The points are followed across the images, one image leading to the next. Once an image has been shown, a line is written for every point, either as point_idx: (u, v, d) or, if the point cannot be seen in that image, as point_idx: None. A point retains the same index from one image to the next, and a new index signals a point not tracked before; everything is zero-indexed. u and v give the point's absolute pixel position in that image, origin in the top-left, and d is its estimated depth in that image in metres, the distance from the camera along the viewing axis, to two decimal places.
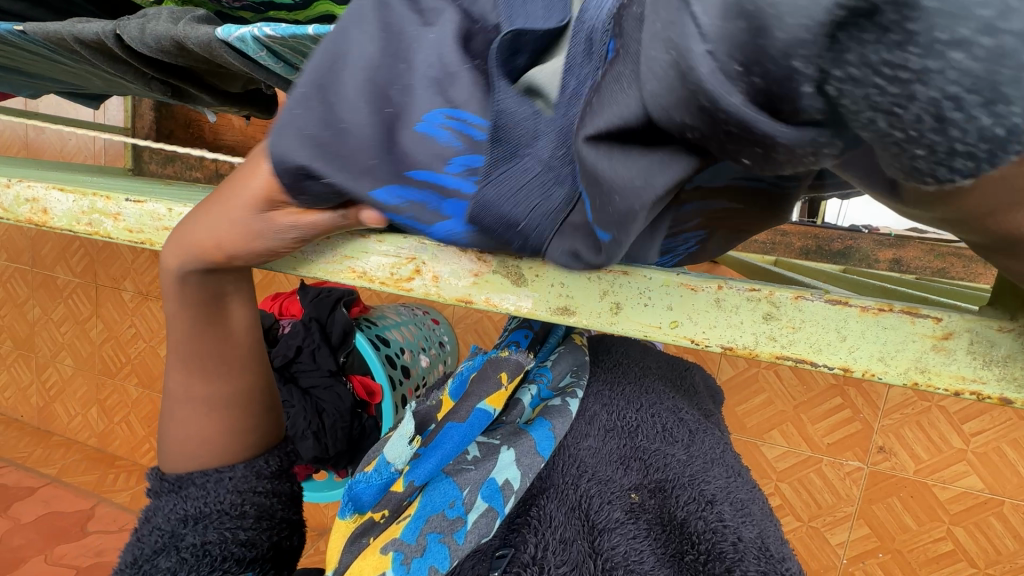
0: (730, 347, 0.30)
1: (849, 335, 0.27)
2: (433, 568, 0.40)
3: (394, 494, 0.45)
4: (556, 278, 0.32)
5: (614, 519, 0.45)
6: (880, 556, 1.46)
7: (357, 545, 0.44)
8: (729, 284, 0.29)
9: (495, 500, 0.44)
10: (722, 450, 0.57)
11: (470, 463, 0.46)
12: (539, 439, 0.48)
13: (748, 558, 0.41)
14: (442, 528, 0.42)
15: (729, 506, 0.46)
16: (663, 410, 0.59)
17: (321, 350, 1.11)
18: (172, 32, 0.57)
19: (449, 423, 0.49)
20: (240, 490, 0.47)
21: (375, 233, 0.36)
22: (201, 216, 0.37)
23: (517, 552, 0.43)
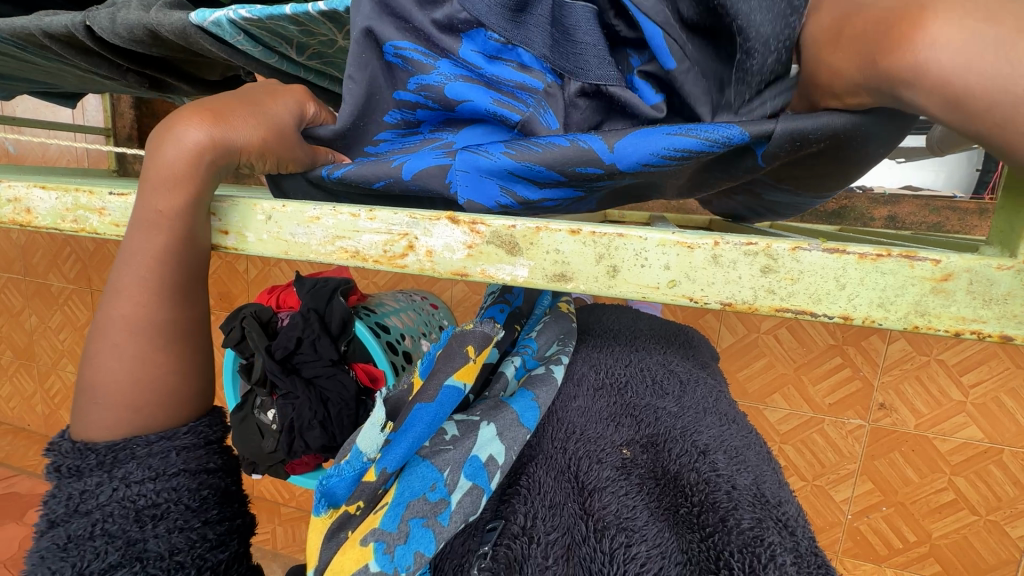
0: (728, 304, 0.29)
1: (848, 283, 0.27)
2: (419, 553, 0.41)
3: (369, 484, 0.44)
4: (550, 246, 0.32)
5: (604, 478, 0.47)
6: (883, 509, 1.49)
7: (335, 540, 0.43)
8: (726, 240, 0.29)
9: (479, 478, 0.46)
10: (714, 400, 0.59)
11: (449, 443, 0.48)
12: (520, 411, 0.52)
13: (742, 505, 0.42)
14: (424, 513, 0.43)
15: (724, 454, 0.48)
16: (652, 365, 0.65)
17: (322, 340, 1.11)
18: (143, 19, 0.55)
19: (416, 405, 0.47)
20: (195, 471, 0.43)
21: (365, 210, 0.35)
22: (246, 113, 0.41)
23: (507, 524, 0.44)
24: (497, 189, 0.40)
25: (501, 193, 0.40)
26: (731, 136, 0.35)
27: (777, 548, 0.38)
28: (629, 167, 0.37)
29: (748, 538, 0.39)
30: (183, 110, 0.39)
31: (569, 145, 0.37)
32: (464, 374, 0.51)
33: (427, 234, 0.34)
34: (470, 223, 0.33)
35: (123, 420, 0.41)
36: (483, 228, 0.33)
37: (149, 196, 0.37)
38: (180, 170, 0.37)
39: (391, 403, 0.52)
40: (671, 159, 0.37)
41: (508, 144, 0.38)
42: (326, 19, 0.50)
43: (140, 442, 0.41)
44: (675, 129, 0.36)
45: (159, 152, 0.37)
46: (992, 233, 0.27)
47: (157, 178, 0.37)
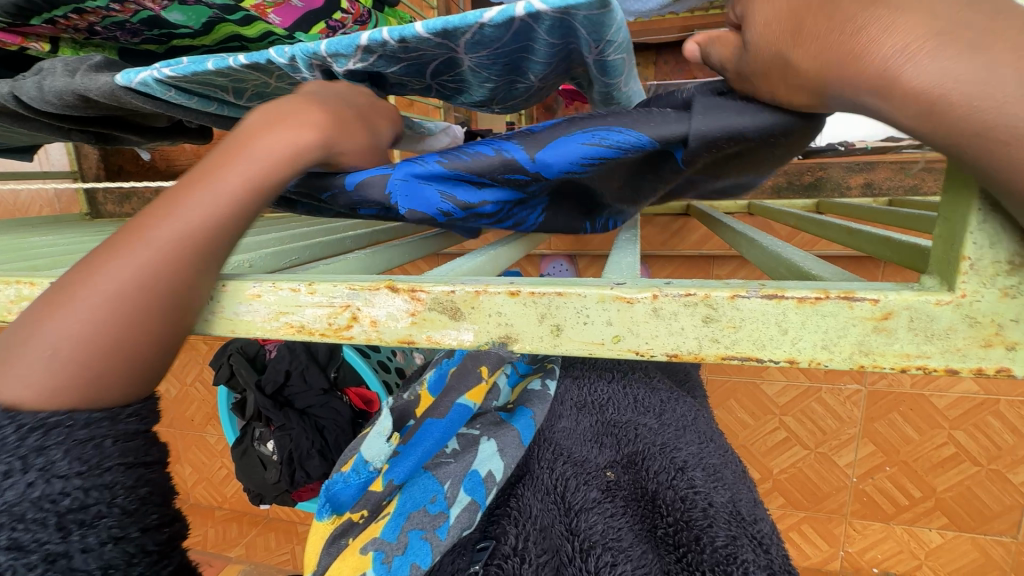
0: (674, 354, 0.29)
1: (790, 327, 0.27)
2: (414, 565, 0.38)
3: (375, 493, 0.45)
4: (491, 308, 0.31)
5: (590, 499, 0.47)
6: (887, 469, 1.51)
7: (336, 547, 0.43)
8: (664, 292, 0.28)
9: (477, 493, 0.44)
10: (693, 416, 0.60)
11: (450, 456, 0.47)
12: (522, 429, 0.51)
13: (718, 523, 0.42)
14: (423, 525, 0.41)
15: (701, 471, 0.48)
16: (635, 384, 0.64)
17: (311, 369, 1.13)
18: (70, 85, 0.53)
19: (429, 420, 0.51)
20: (130, 465, 0.32)
21: (305, 283, 0.34)
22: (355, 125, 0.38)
23: (498, 544, 0.42)
24: (437, 194, 0.37)
25: (442, 198, 0.37)
26: (627, 141, 0.33)
27: (749, 565, 0.38)
28: (556, 173, 0.36)
29: (723, 556, 0.39)
30: (295, 102, 0.36)
31: (491, 153, 0.36)
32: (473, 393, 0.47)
33: (369, 304, 0.33)
34: (409, 290, 0.32)
35: (46, 404, 0.29)
36: (424, 295, 0.32)
37: (228, 169, 0.32)
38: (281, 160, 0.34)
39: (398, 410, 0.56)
40: (593, 162, 0.35)
41: (442, 154, 0.37)
42: (251, 71, 0.46)
43: (74, 427, 0.30)
44: (593, 129, 0.34)
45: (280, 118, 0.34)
46: (932, 261, 0.27)
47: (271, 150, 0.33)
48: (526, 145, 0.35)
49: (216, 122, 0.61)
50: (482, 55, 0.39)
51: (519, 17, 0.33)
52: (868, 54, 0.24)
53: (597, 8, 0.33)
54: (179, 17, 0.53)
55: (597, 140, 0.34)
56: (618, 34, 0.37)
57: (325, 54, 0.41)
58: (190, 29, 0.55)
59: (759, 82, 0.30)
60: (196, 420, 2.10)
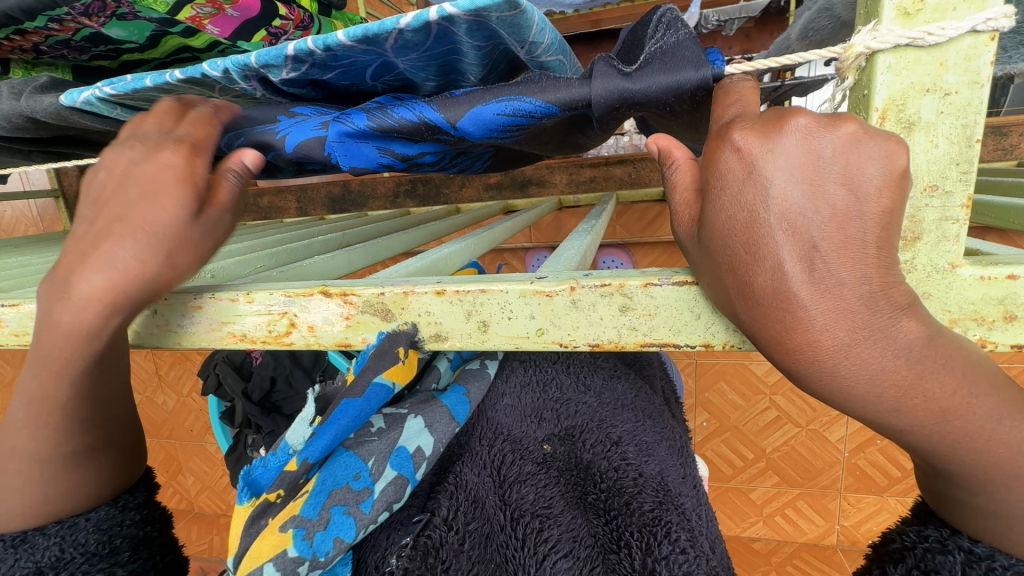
0: (596, 344, 0.29)
1: (703, 312, 0.27)
2: (339, 539, 0.37)
3: (289, 473, 0.37)
4: (420, 308, 0.32)
5: (525, 472, 0.48)
6: (878, 443, 1.52)
7: (255, 527, 0.36)
8: (581, 284, 0.28)
9: (405, 468, 0.42)
10: (633, 396, 0.59)
11: (374, 434, 0.43)
12: (452, 405, 0.50)
13: (646, 491, 0.44)
14: (346, 500, 0.38)
15: (633, 446, 0.50)
16: (580, 360, 0.63)
17: (296, 374, 1.15)
18: (17, 107, 0.53)
19: (344, 400, 0.38)
20: (105, 527, 0.40)
21: (242, 294, 0.35)
22: (120, 234, 0.32)
23: (430, 517, 0.41)
24: (375, 151, 0.39)
25: (381, 154, 0.39)
26: (530, 109, 0.34)
27: (673, 526, 0.41)
28: (478, 137, 0.37)
29: (649, 518, 0.42)
30: (60, 268, 0.33)
31: (415, 121, 0.36)
32: (395, 373, 0.38)
33: (304, 310, 0.34)
34: (341, 294, 0.33)
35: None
36: (355, 298, 0.33)
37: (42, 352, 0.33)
38: (81, 331, 0.32)
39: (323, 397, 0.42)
40: (510, 130, 0.36)
41: (369, 113, 0.38)
42: (191, 85, 0.46)
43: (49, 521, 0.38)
44: (505, 99, 0.34)
45: (73, 281, 0.32)
46: None
47: (68, 328, 0.32)
48: (443, 112, 0.35)
49: None
50: (412, 58, 0.39)
51: (434, 21, 0.34)
52: (810, 331, 0.23)
53: (508, 9, 0.33)
54: (120, 32, 0.53)
55: (512, 111, 0.34)
56: (542, 36, 0.38)
57: (257, 66, 0.41)
58: (136, 44, 0.55)
59: (715, 253, 0.25)
60: (195, 431, 2.11)
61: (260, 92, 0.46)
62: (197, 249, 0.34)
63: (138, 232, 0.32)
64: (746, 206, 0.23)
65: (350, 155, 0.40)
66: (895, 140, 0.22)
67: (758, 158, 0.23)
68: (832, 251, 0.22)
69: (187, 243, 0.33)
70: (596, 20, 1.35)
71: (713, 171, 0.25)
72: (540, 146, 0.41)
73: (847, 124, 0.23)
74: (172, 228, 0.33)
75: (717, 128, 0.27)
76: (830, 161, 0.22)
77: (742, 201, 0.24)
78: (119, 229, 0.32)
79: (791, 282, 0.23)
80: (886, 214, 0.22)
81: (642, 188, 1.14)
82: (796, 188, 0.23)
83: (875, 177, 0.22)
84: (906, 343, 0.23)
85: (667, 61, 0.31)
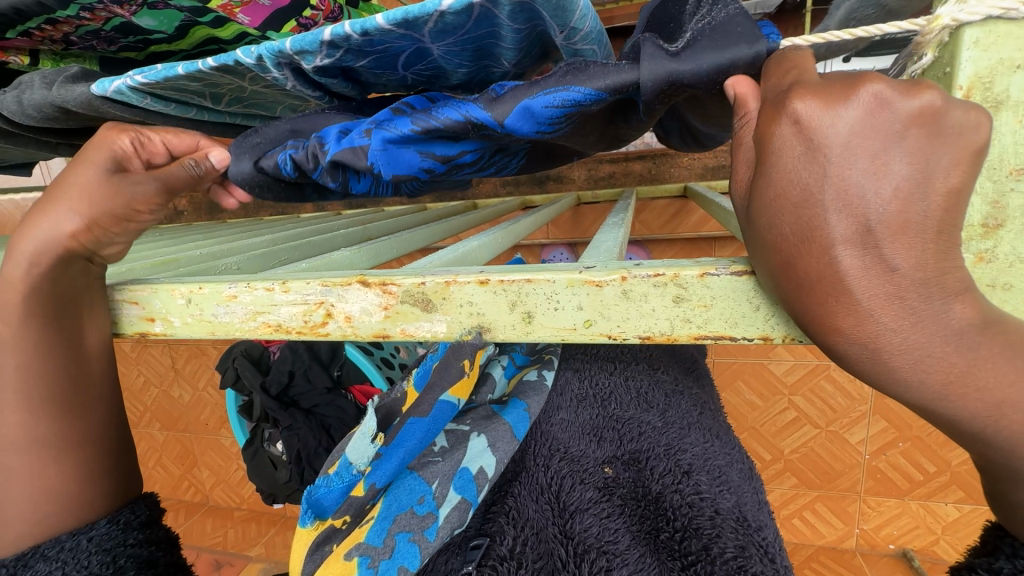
0: (647, 336, 0.28)
1: (762, 304, 0.26)
2: (403, 568, 0.39)
3: (357, 498, 0.41)
4: (462, 299, 0.31)
5: (586, 499, 0.48)
6: (900, 445, 1.49)
7: (320, 553, 0.41)
8: (633, 274, 0.27)
9: (468, 491, 0.45)
10: (697, 414, 0.59)
11: (438, 455, 0.48)
12: (514, 422, 0.53)
13: (726, 533, 0.42)
14: (411, 526, 0.41)
15: (705, 474, 0.48)
16: (638, 376, 0.64)
17: (314, 369, 1.13)
18: (49, 97, 0.53)
19: (410, 420, 0.43)
20: (107, 548, 0.39)
21: (279, 282, 0.34)
22: (55, 203, 0.38)
23: (493, 544, 0.42)
24: (416, 155, 0.37)
25: (422, 157, 0.37)
26: (580, 96, 0.32)
27: None
28: (525, 133, 0.35)
29: (733, 567, 0.40)
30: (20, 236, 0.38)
31: (459, 120, 0.35)
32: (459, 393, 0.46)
33: (342, 300, 0.33)
34: (380, 284, 0.32)
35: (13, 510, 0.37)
36: (395, 288, 0.32)
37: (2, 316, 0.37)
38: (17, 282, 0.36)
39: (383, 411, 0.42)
40: (558, 121, 0.34)
41: (412, 118, 0.36)
42: (222, 73, 0.46)
43: (51, 546, 0.38)
44: (553, 89, 0.33)
45: (22, 238, 0.37)
46: None
47: (12, 277, 0.36)
48: (490, 110, 0.34)
49: (194, 125, 0.60)
50: (450, 43, 0.39)
51: (478, 3, 0.34)
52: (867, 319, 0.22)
53: None
54: (150, 22, 0.52)
55: (561, 101, 0.33)
56: (583, 23, 0.37)
57: (291, 52, 0.40)
58: (164, 35, 0.55)
59: (760, 231, 0.24)
60: (210, 425, 2.13)
61: (290, 82, 0.45)
62: (109, 205, 0.38)
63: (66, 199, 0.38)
64: (796, 180, 0.22)
65: (394, 163, 0.37)
66: (980, 112, 0.21)
67: (818, 130, 0.22)
68: (888, 235, 0.21)
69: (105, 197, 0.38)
70: (613, 16, 1.33)
71: (766, 144, 0.23)
72: (578, 139, 0.39)
73: (926, 93, 0.21)
74: (93, 187, 0.38)
75: (772, 94, 0.25)
76: (898, 137, 0.21)
77: (797, 178, 0.22)
78: (55, 199, 0.38)
79: (840, 268, 0.22)
80: (951, 195, 0.21)
81: (661, 185, 1.12)
82: (857, 164, 0.21)
83: (942, 159, 0.21)
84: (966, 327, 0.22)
85: (717, 39, 0.29)
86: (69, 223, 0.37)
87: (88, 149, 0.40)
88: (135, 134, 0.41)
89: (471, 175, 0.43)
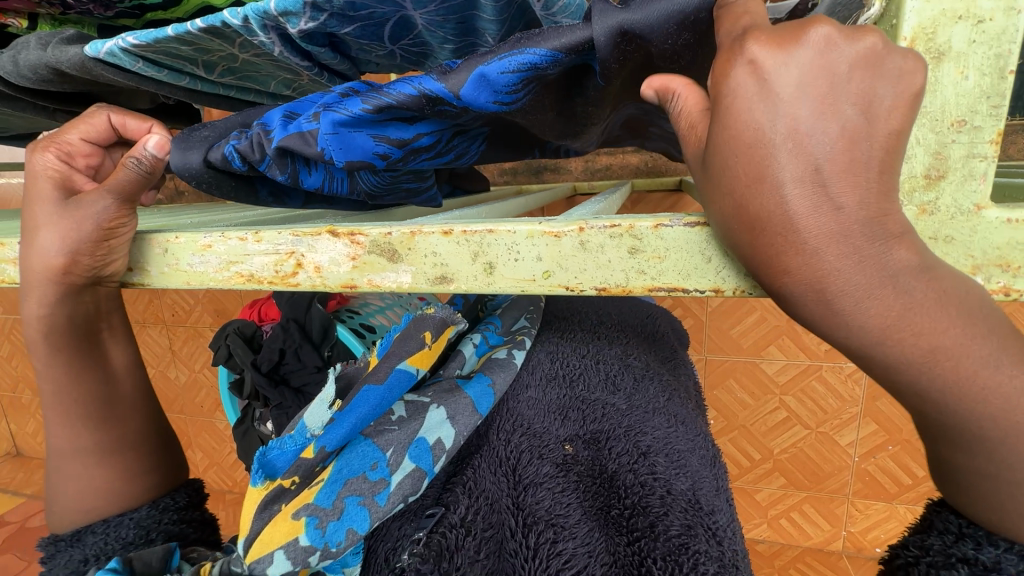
0: (603, 288, 0.29)
1: (713, 255, 0.27)
2: (352, 530, 0.40)
3: (306, 461, 0.40)
4: (427, 249, 0.31)
5: (542, 474, 0.47)
6: (890, 449, 1.49)
7: (268, 512, 0.39)
8: (590, 224, 0.28)
9: (422, 460, 0.45)
10: (665, 399, 0.59)
11: (394, 423, 0.47)
12: (475, 397, 0.52)
13: (673, 511, 0.43)
14: (360, 491, 0.42)
15: (664, 456, 0.48)
16: (609, 358, 0.64)
17: (304, 348, 1.13)
18: (43, 58, 0.53)
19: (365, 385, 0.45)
20: (143, 524, 0.48)
21: (252, 233, 0.35)
22: (31, 245, 0.40)
23: (445, 512, 0.44)
24: (370, 139, 0.37)
25: (375, 142, 0.38)
26: (535, 60, 0.32)
27: (701, 557, 0.40)
28: (482, 105, 0.35)
29: (675, 546, 0.40)
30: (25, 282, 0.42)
31: (411, 95, 0.34)
32: (416, 359, 0.49)
33: (312, 250, 0.34)
34: (349, 234, 0.32)
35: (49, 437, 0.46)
36: (363, 238, 0.32)
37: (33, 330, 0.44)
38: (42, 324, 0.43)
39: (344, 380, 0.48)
40: (516, 88, 0.34)
41: (363, 97, 0.35)
42: (211, 36, 0.46)
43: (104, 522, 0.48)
44: (507, 55, 0.32)
45: (30, 282, 0.41)
46: None
47: (32, 316, 0.42)
48: (445, 80, 0.33)
49: (189, 94, 0.60)
50: (431, 11, 0.40)
51: None
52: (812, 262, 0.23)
53: None
54: None
55: (518, 67, 0.32)
56: None
57: (276, 14, 0.41)
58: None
59: (714, 174, 0.24)
60: (205, 407, 2.14)
61: (278, 48, 0.46)
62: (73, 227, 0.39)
63: (35, 240, 0.39)
64: (752, 122, 0.22)
65: (347, 147, 0.37)
66: (913, 59, 0.21)
67: (771, 72, 0.22)
68: (835, 175, 0.22)
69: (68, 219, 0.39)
70: None
71: (721, 88, 0.23)
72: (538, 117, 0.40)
73: (868, 38, 0.21)
74: (55, 217, 0.39)
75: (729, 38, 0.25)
76: (844, 78, 0.21)
77: (750, 117, 0.22)
78: (30, 241, 0.40)
79: (790, 209, 0.22)
80: (892, 137, 0.22)
81: (656, 178, 1.13)
82: (807, 105, 0.22)
83: (886, 99, 0.21)
84: (913, 267, 0.22)
85: None
86: (54, 257, 0.39)
87: (38, 185, 0.41)
88: (58, 148, 0.41)
89: (430, 160, 0.44)
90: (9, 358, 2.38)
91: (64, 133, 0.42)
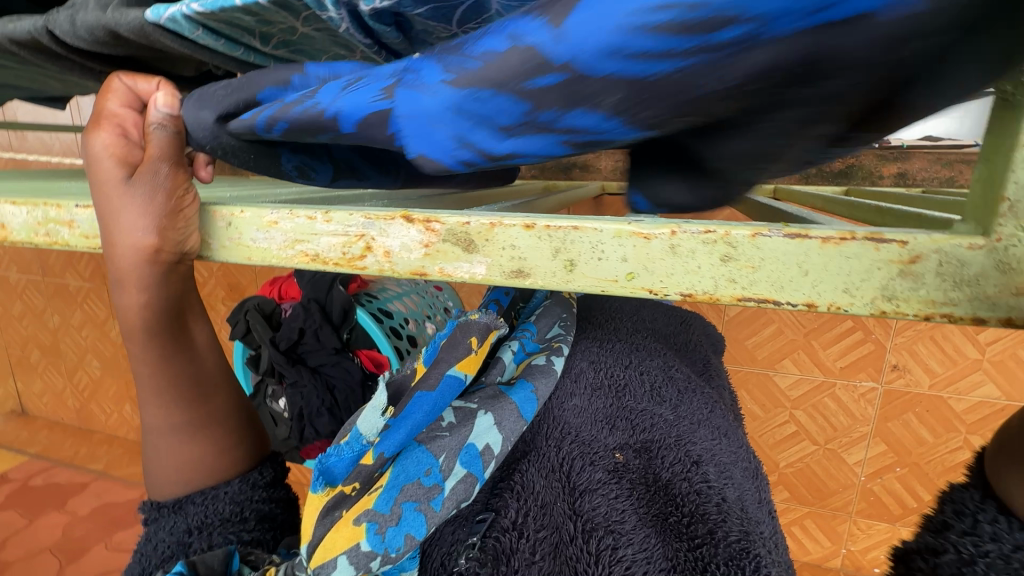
0: (689, 295, 0.28)
1: (811, 269, 0.26)
2: (409, 535, 0.39)
3: (365, 466, 0.41)
4: (506, 241, 0.31)
5: (595, 480, 0.47)
6: (897, 470, 1.49)
7: (330, 518, 0.40)
8: (683, 229, 0.27)
9: (474, 466, 0.45)
10: (709, 411, 0.59)
11: (446, 430, 0.46)
12: (520, 403, 0.51)
13: (730, 518, 0.43)
14: (417, 497, 0.41)
15: (714, 466, 0.49)
16: (652, 367, 0.64)
17: (324, 329, 1.12)
18: (102, 20, 0.53)
19: (417, 392, 0.46)
20: (237, 500, 0.52)
21: (322, 212, 0.35)
22: (114, 224, 0.39)
23: (497, 517, 0.44)
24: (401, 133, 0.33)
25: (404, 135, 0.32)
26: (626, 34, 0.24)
27: (762, 560, 0.40)
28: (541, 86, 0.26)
29: (736, 551, 0.40)
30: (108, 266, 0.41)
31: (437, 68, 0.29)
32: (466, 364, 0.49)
33: (384, 234, 0.33)
34: (425, 221, 0.32)
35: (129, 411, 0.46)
36: (439, 226, 0.32)
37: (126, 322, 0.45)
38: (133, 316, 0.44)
39: (394, 387, 0.48)
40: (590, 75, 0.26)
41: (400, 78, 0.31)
42: (277, 7, 0.45)
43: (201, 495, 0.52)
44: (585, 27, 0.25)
45: (115, 260, 0.40)
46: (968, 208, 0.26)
47: (132, 302, 0.42)
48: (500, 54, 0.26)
49: (241, 66, 0.60)
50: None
51: None
52: None
53: None
54: None
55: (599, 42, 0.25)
56: None
57: None
58: None
59: None
60: None
61: (344, 24, 0.45)
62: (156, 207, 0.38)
63: (119, 223, 0.39)
64: None
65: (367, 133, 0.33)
66: None
67: None
68: None
69: (143, 196, 0.38)
70: None
71: None
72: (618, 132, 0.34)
73: None
74: (131, 197, 0.38)
75: None
76: None
77: None
78: (111, 222, 0.39)
79: None
80: None
81: None
82: None
83: None
84: None
85: None
86: (143, 238, 0.39)
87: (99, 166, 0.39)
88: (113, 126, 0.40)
89: None
90: (21, 318, 2.40)
91: (105, 107, 0.40)
